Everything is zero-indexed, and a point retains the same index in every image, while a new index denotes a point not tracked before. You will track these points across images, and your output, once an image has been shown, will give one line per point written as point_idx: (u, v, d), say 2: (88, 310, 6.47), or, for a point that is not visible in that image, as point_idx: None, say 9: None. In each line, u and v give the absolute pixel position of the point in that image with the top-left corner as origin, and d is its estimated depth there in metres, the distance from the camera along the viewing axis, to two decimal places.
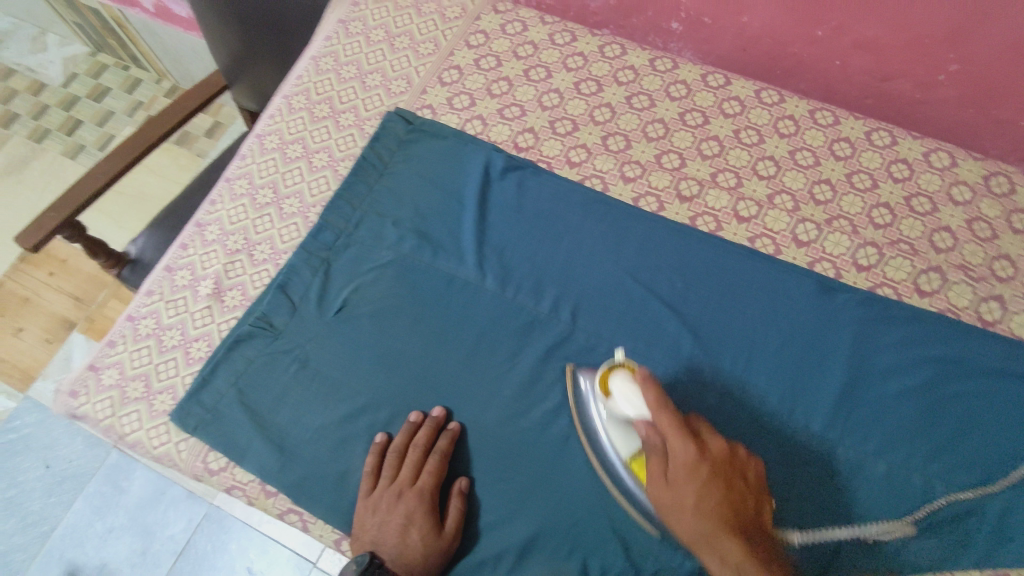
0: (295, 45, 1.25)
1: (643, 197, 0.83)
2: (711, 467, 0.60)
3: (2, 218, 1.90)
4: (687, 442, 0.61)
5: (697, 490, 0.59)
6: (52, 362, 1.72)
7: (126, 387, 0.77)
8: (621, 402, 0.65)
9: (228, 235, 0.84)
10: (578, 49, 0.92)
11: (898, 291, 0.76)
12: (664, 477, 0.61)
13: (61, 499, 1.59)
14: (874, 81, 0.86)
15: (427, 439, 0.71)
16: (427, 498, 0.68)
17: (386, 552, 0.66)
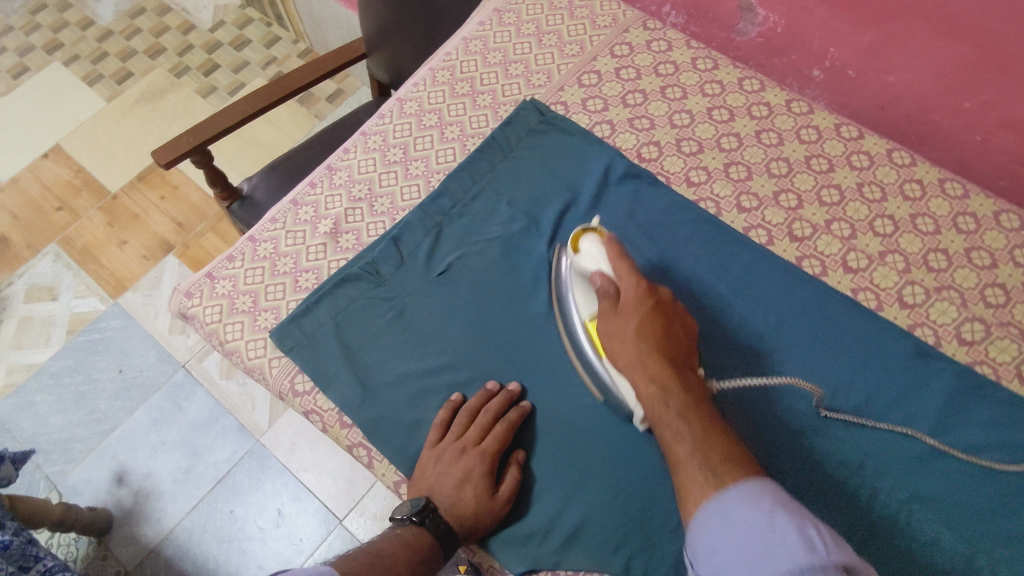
0: (439, 29, 1.32)
1: (754, 228, 0.84)
2: (656, 303, 0.69)
3: (132, 138, 2.04)
4: (638, 281, 0.70)
5: (637, 321, 0.67)
6: (146, 277, 1.84)
7: (236, 299, 0.83)
8: (587, 259, 0.74)
9: (354, 183, 0.90)
10: (717, 77, 0.94)
11: (999, 373, 0.74)
12: (613, 312, 0.69)
13: (125, 404, 1.68)
14: (1012, 163, 0.85)
15: (499, 407, 0.73)
16: (488, 460, 0.70)
17: (440, 500, 0.68)
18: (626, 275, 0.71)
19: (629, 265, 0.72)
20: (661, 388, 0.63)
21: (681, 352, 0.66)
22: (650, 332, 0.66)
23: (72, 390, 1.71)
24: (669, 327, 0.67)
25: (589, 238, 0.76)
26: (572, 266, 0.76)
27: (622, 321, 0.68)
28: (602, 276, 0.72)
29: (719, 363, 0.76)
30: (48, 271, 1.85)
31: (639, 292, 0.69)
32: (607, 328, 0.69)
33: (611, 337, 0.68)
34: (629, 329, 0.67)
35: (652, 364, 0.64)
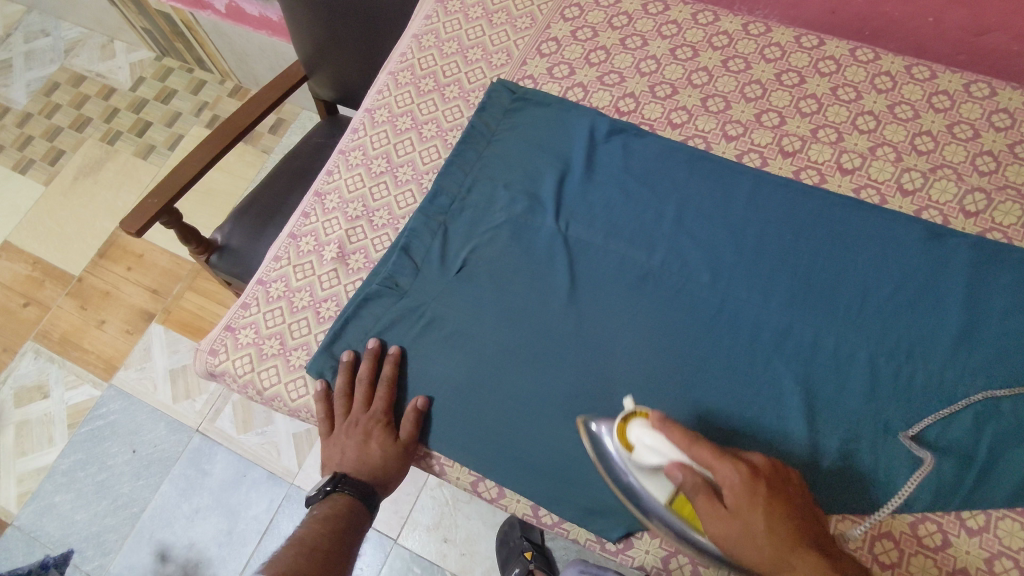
0: (377, 34, 1.30)
1: (746, 154, 0.86)
2: (764, 480, 0.58)
3: (81, 217, 1.98)
4: (737, 465, 0.58)
5: (765, 513, 0.56)
6: (134, 351, 1.79)
7: (263, 345, 0.82)
8: (646, 453, 0.63)
9: (347, 203, 0.89)
10: (671, 17, 0.95)
11: (1009, 236, 0.78)
12: (726, 510, 0.57)
13: (149, 482, 1.65)
14: (968, 36, 0.88)
15: (370, 372, 0.77)
16: (380, 419, 0.76)
17: (345, 466, 0.75)
18: (711, 460, 0.59)
19: (715, 448, 0.59)
20: (766, 512, 0.56)
21: (814, 537, 0.57)
22: (784, 529, 0.56)
23: (91, 482, 1.66)
24: (797, 519, 0.57)
25: (640, 427, 0.64)
26: (631, 464, 0.65)
27: (743, 522, 0.56)
28: (678, 466, 0.61)
29: (750, 291, 0.78)
30: (32, 371, 1.79)
31: (743, 477, 0.57)
32: (719, 530, 0.58)
33: (730, 540, 0.57)
34: (757, 526, 0.56)
35: (790, 552, 0.54)
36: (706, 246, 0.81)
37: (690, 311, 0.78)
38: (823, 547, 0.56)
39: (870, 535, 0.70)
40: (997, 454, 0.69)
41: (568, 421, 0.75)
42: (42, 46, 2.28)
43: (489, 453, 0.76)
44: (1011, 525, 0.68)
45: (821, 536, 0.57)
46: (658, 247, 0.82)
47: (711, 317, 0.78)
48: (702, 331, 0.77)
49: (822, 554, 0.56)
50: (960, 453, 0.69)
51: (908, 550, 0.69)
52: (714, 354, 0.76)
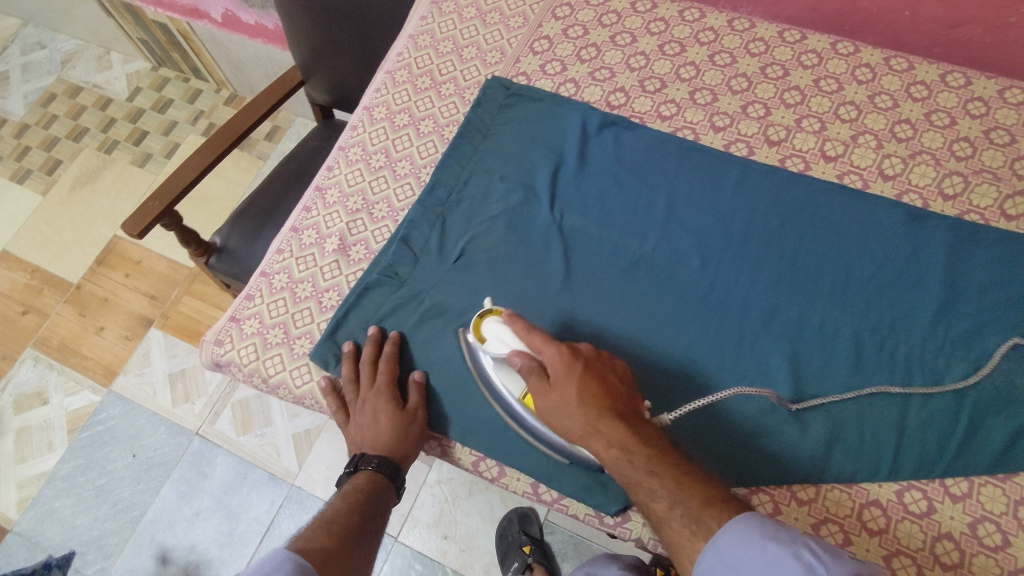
0: (375, 40, 1.33)
1: (734, 143, 0.89)
2: (583, 363, 0.68)
3: (79, 225, 2.00)
4: (558, 347, 0.69)
5: (577, 386, 0.67)
6: (133, 357, 1.80)
7: (267, 335, 0.84)
8: (497, 344, 0.72)
9: (347, 196, 0.91)
10: (659, 15, 0.98)
11: (985, 217, 0.81)
12: (548, 386, 0.68)
13: (149, 485, 1.66)
14: (943, 29, 0.92)
15: (371, 353, 0.80)
16: (384, 395, 0.77)
17: (362, 444, 0.77)
18: (545, 348, 0.69)
19: (544, 336, 0.70)
20: (577, 388, 0.66)
21: (624, 405, 0.67)
22: (592, 399, 0.66)
23: (91, 487, 1.67)
24: (607, 388, 0.68)
25: (491, 321, 0.73)
26: (486, 355, 0.74)
27: (562, 394, 0.67)
28: (519, 353, 0.69)
29: (738, 274, 0.82)
30: (32, 377, 1.80)
31: (563, 357, 0.68)
32: (550, 411, 0.68)
33: (556, 410, 0.67)
34: (570, 398, 0.66)
35: (607, 421, 0.65)
36: (695, 233, 0.84)
37: (681, 295, 0.82)
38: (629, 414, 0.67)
39: (859, 504, 0.71)
40: (977, 423, 0.72)
41: None
42: (39, 58, 2.30)
43: (489, 433, 0.78)
44: (993, 491, 0.70)
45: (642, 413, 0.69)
46: (649, 234, 0.85)
47: (701, 301, 0.81)
48: (693, 310, 0.81)
49: (628, 416, 0.66)
50: (942, 422, 0.72)
51: (896, 516, 0.70)
52: (704, 333, 0.79)
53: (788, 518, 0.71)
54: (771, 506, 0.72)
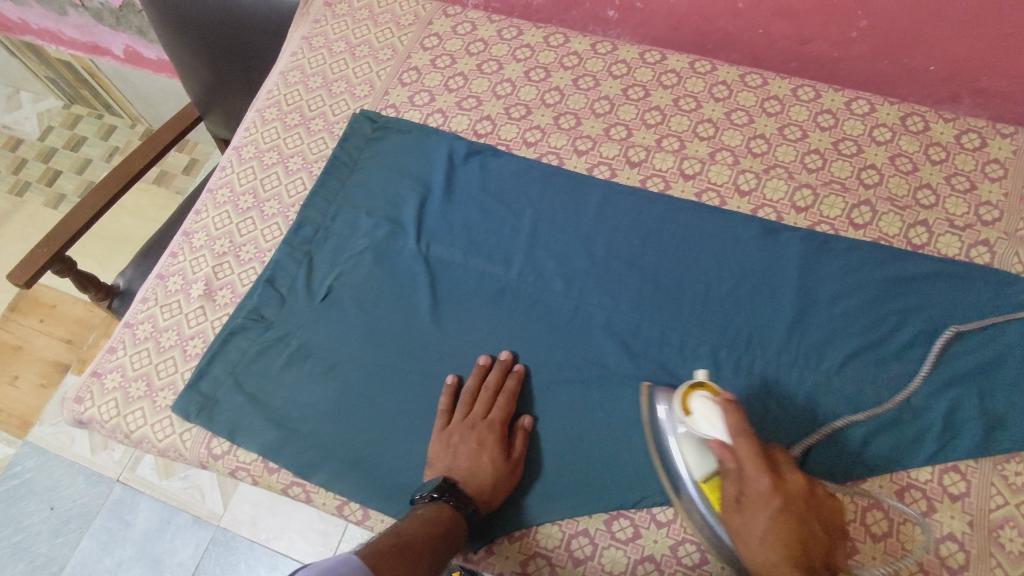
0: (258, 66, 1.30)
1: (596, 166, 0.90)
2: (786, 497, 0.61)
3: None
4: (768, 476, 0.61)
5: (771, 517, 0.60)
6: (49, 406, 1.75)
7: (129, 388, 0.82)
8: (702, 423, 0.65)
9: (214, 240, 0.90)
10: (524, 41, 0.99)
11: (835, 227, 0.83)
12: (737, 503, 0.62)
13: (68, 538, 1.60)
14: (795, 45, 0.95)
15: (497, 381, 0.77)
16: (497, 430, 0.74)
17: (458, 475, 0.71)
18: (754, 465, 0.62)
19: (755, 449, 0.63)
20: (770, 522, 0.60)
21: (819, 550, 0.59)
22: (784, 545, 0.59)
23: (8, 544, 1.61)
24: (807, 524, 0.60)
25: (698, 397, 0.67)
26: (682, 427, 0.68)
27: (748, 519, 0.61)
28: (718, 442, 0.64)
29: (602, 295, 0.82)
30: None
31: (770, 485, 0.61)
32: (736, 526, 0.62)
33: (736, 537, 0.62)
34: (760, 528, 0.60)
35: (790, 570, 0.58)
36: (559, 258, 0.85)
37: (545, 320, 0.82)
38: (810, 558, 0.58)
39: None
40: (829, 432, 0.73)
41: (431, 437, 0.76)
42: None
43: (353, 474, 0.75)
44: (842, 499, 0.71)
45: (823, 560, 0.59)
46: (514, 261, 0.85)
47: (566, 325, 0.81)
48: (556, 338, 0.80)
49: (816, 561, 0.59)
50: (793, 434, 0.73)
51: None
52: (568, 361, 0.79)
53: (647, 541, 0.71)
54: (631, 530, 0.71)
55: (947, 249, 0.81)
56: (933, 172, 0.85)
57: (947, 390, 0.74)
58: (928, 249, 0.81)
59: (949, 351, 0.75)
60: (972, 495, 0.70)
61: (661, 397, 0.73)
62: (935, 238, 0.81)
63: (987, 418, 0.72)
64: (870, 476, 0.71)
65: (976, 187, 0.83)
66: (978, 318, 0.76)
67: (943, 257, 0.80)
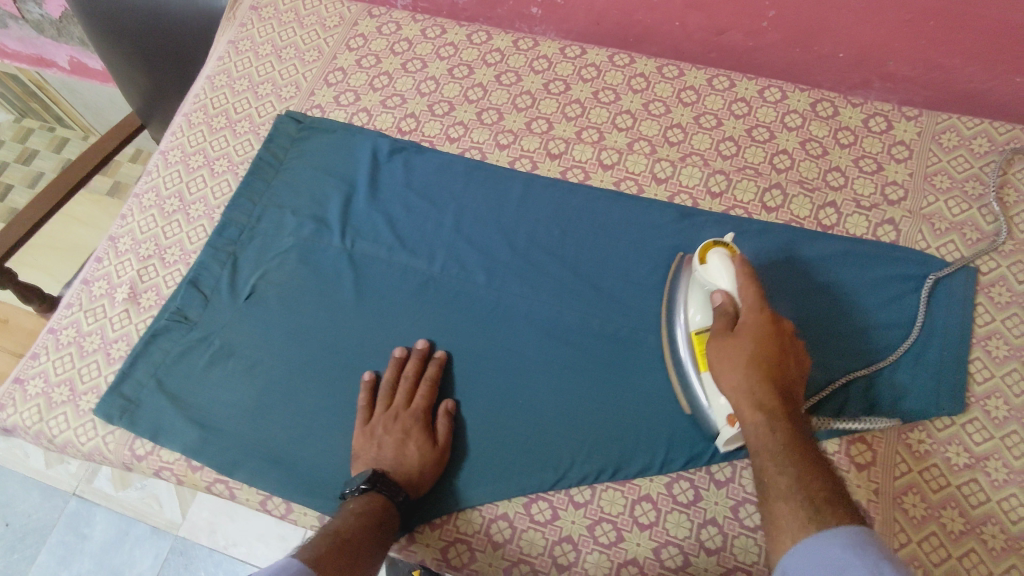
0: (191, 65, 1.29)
1: (518, 159, 0.91)
2: (776, 336, 0.66)
3: None
4: (763, 313, 0.67)
5: (754, 343, 0.65)
6: None
7: (52, 394, 0.82)
8: (712, 271, 0.71)
9: (140, 243, 0.90)
10: (448, 40, 1.01)
11: (748, 211, 0.85)
12: (728, 333, 0.67)
13: (25, 554, 1.50)
14: (712, 36, 0.97)
15: (416, 370, 0.78)
16: (420, 417, 0.75)
17: (386, 465, 0.72)
18: (749, 304, 0.67)
19: (759, 293, 0.68)
20: (755, 344, 0.65)
21: (799, 404, 0.63)
22: (767, 389, 0.63)
23: None
24: (790, 371, 0.65)
25: (716, 251, 0.72)
26: (698, 280, 0.73)
27: (738, 344, 0.66)
28: (723, 293, 0.70)
29: (522, 285, 0.83)
30: None
31: (762, 320, 0.66)
32: (720, 352, 0.67)
33: (721, 352, 0.66)
34: (746, 349, 0.65)
35: (767, 398, 0.62)
36: (481, 249, 0.86)
37: (468, 311, 0.83)
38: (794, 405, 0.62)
39: (630, 500, 0.72)
40: None
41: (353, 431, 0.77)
42: None
43: (274, 469, 0.75)
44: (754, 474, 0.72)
45: (803, 407, 0.64)
46: (437, 254, 0.86)
47: (487, 315, 0.82)
48: (477, 328, 0.81)
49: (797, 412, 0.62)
50: None
51: (665, 508, 0.71)
52: (488, 352, 0.80)
53: (565, 522, 0.72)
54: (549, 512, 0.73)
55: (855, 229, 0.83)
56: (842, 155, 0.87)
57: (855, 365, 0.75)
58: (837, 229, 0.83)
59: (857, 327, 0.77)
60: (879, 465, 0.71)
61: (682, 268, 0.78)
62: (844, 219, 0.84)
63: (891, 389, 0.74)
64: None
65: (882, 168, 0.86)
66: (883, 294, 0.79)
67: (851, 237, 0.82)
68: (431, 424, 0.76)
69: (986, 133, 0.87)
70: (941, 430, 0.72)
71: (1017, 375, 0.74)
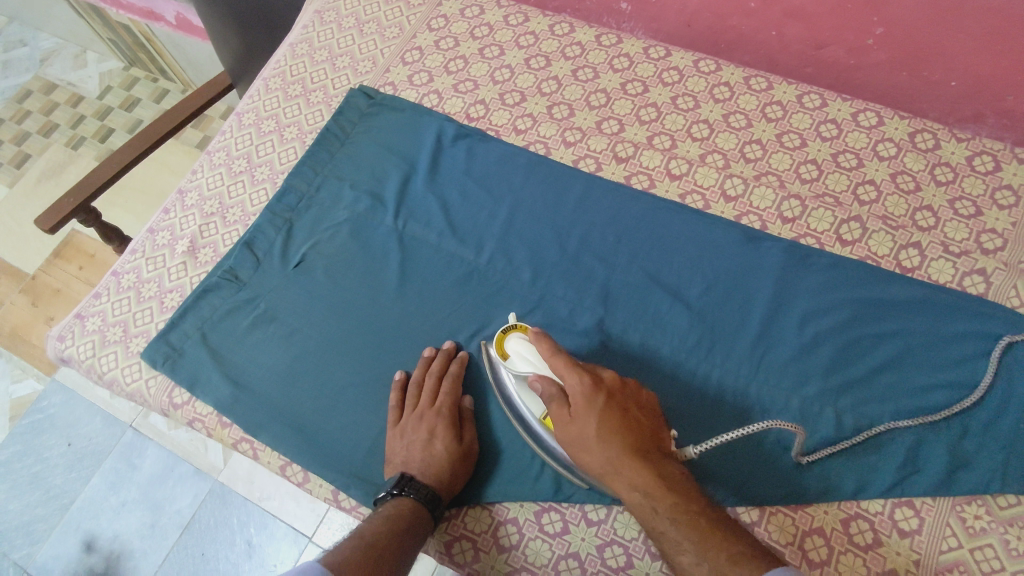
0: (273, 14, 1.30)
1: (582, 159, 0.89)
2: (606, 397, 0.61)
3: (29, 209, 1.94)
4: (580, 376, 0.62)
5: (597, 419, 0.60)
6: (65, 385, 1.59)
7: (106, 332, 0.86)
8: (520, 362, 0.69)
9: (205, 200, 0.93)
10: (530, 28, 0.99)
11: (821, 241, 0.79)
12: (567, 419, 0.62)
13: (81, 474, 1.46)
14: (810, 50, 0.91)
15: (440, 367, 0.76)
16: (446, 415, 0.73)
17: (414, 468, 0.70)
18: (566, 372, 0.63)
19: (567, 359, 0.64)
20: (596, 422, 0.60)
21: (648, 439, 0.60)
22: (617, 434, 0.59)
23: None
24: (629, 412, 0.61)
25: (516, 339, 0.71)
26: (510, 373, 0.72)
27: (579, 428, 0.61)
28: (541, 377, 0.66)
29: (565, 288, 0.80)
30: None
31: (585, 387, 0.62)
32: (571, 441, 0.61)
33: (574, 447, 0.61)
34: (591, 435, 0.60)
35: (629, 461, 0.58)
36: (531, 246, 0.84)
37: (508, 308, 0.80)
38: (641, 431, 0.60)
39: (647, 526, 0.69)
40: (783, 449, 0.69)
41: (378, 412, 0.77)
42: (19, 55, 2.29)
43: (296, 439, 0.76)
44: (783, 520, 0.67)
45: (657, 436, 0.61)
46: (486, 246, 0.84)
47: (527, 315, 0.80)
48: None
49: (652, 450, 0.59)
50: (746, 446, 0.70)
51: None
52: None
53: (575, 538, 0.69)
54: (560, 525, 0.70)
55: (937, 275, 0.76)
56: (936, 193, 0.80)
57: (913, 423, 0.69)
58: (918, 273, 0.76)
59: (923, 383, 0.71)
60: (925, 534, 0.65)
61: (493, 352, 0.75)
62: (927, 262, 0.77)
63: (954, 455, 0.67)
64: (814, 501, 0.67)
65: (981, 213, 0.78)
66: (957, 351, 0.71)
67: (932, 283, 0.75)
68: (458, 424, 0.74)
69: None
70: (1003, 509, 0.65)
71: None
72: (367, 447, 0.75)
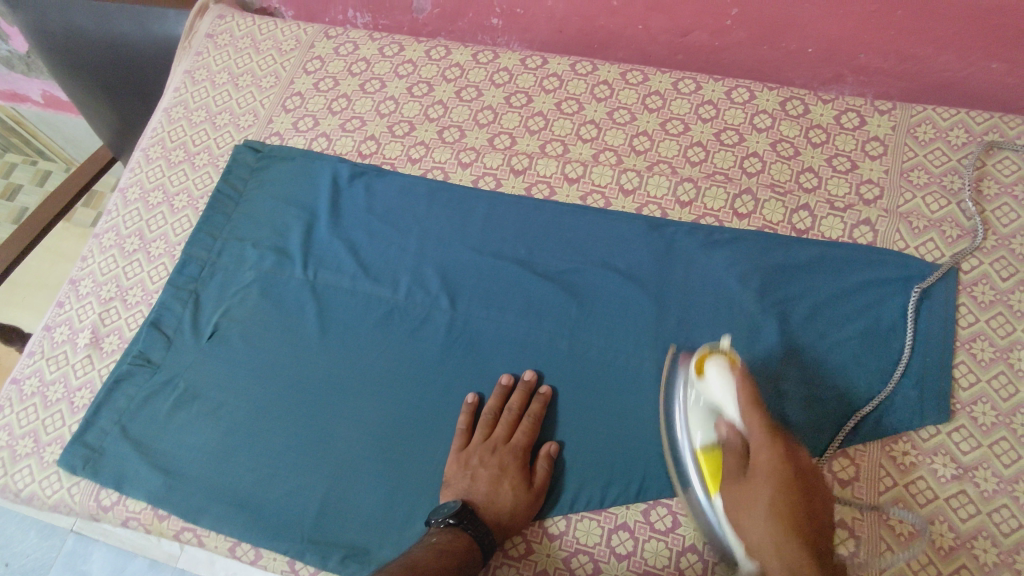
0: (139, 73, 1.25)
1: (481, 177, 0.89)
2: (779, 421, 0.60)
3: None
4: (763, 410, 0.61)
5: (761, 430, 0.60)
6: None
7: (15, 446, 0.81)
8: (711, 391, 0.66)
9: (101, 285, 0.89)
10: (406, 57, 0.99)
11: (719, 218, 0.83)
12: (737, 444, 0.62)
13: None
14: (676, 38, 0.95)
15: (520, 403, 0.74)
16: (519, 456, 0.71)
17: (478, 501, 0.68)
18: (746, 410, 0.62)
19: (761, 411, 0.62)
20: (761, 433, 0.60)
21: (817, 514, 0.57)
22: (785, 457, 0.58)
23: None
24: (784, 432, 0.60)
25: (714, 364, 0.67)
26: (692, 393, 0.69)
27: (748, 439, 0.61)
28: (727, 425, 0.64)
29: (487, 308, 0.80)
30: None
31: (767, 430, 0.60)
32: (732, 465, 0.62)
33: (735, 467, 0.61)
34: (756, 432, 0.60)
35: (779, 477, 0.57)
36: (446, 273, 0.83)
37: (435, 339, 0.80)
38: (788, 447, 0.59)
39: (606, 529, 0.68)
40: None
41: (319, 472, 0.74)
42: None
43: (240, 516, 0.73)
44: None
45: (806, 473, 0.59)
46: (400, 280, 0.83)
47: (454, 343, 0.79)
48: (442, 357, 0.79)
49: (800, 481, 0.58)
50: None
51: (642, 537, 0.67)
52: (456, 379, 0.78)
53: (539, 555, 0.69)
54: (524, 546, 0.69)
55: (829, 232, 0.80)
56: (815, 155, 0.84)
57: (833, 375, 0.72)
58: (812, 233, 0.80)
59: (835, 336, 0.74)
60: (863, 480, 0.68)
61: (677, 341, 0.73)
62: (819, 221, 0.81)
63: (874, 399, 0.71)
64: None
65: (857, 167, 0.83)
66: (861, 299, 0.76)
67: (826, 240, 0.79)
68: (529, 463, 0.71)
69: (964, 124, 0.84)
70: (926, 440, 0.69)
71: (1004, 378, 0.71)
72: (316, 509, 0.72)
